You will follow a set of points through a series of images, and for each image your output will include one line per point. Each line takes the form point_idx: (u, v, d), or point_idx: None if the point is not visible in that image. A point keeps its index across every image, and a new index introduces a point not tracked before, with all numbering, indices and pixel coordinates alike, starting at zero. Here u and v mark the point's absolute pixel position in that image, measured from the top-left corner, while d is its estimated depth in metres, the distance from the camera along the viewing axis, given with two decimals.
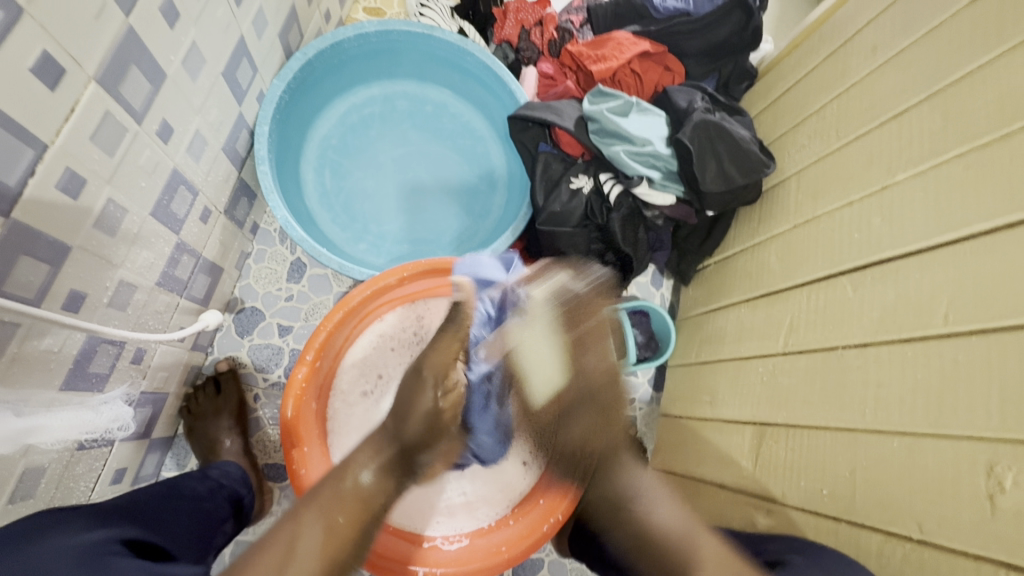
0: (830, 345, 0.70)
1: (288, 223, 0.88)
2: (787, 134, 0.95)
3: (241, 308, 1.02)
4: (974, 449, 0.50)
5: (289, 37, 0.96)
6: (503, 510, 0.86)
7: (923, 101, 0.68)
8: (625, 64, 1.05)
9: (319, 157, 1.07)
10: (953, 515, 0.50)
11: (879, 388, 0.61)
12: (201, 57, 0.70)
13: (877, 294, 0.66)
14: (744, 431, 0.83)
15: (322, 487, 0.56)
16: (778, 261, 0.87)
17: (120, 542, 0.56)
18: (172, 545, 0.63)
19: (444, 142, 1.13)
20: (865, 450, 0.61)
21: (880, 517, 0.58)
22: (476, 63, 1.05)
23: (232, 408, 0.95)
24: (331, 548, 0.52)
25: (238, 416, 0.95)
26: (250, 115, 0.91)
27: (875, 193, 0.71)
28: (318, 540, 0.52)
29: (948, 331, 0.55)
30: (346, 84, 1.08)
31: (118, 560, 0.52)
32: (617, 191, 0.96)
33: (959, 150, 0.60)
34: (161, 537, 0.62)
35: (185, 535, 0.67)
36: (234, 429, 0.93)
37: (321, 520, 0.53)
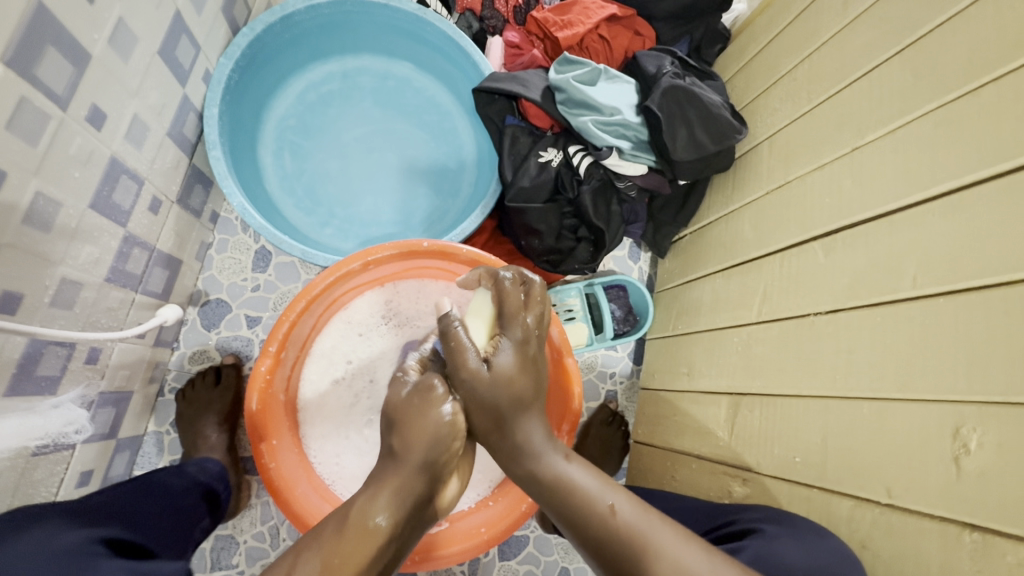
0: (802, 312, 0.70)
1: (245, 211, 0.84)
2: (759, 98, 0.92)
3: (206, 300, 0.99)
4: (940, 411, 0.49)
5: (234, 12, 0.90)
6: (484, 492, 0.86)
7: (894, 56, 0.66)
8: (593, 29, 1.01)
9: (277, 139, 1.03)
10: (920, 478, 0.50)
11: (849, 354, 0.61)
12: (131, 35, 0.66)
13: (847, 257, 0.64)
14: (720, 401, 0.82)
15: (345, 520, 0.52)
16: (751, 229, 0.85)
17: (105, 542, 0.54)
18: (154, 544, 0.62)
19: (409, 119, 1.09)
20: (836, 417, 0.61)
21: (851, 483, 0.57)
22: (437, 33, 0.99)
23: (224, 404, 0.93)
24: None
25: (227, 414, 0.93)
26: (197, 96, 0.86)
27: (845, 155, 0.69)
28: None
29: (916, 294, 0.54)
30: (302, 60, 1.02)
31: (104, 560, 0.50)
32: (587, 163, 0.94)
33: (927, 107, 0.59)
34: (139, 538, 0.60)
35: (165, 533, 0.65)
36: (222, 425, 0.92)
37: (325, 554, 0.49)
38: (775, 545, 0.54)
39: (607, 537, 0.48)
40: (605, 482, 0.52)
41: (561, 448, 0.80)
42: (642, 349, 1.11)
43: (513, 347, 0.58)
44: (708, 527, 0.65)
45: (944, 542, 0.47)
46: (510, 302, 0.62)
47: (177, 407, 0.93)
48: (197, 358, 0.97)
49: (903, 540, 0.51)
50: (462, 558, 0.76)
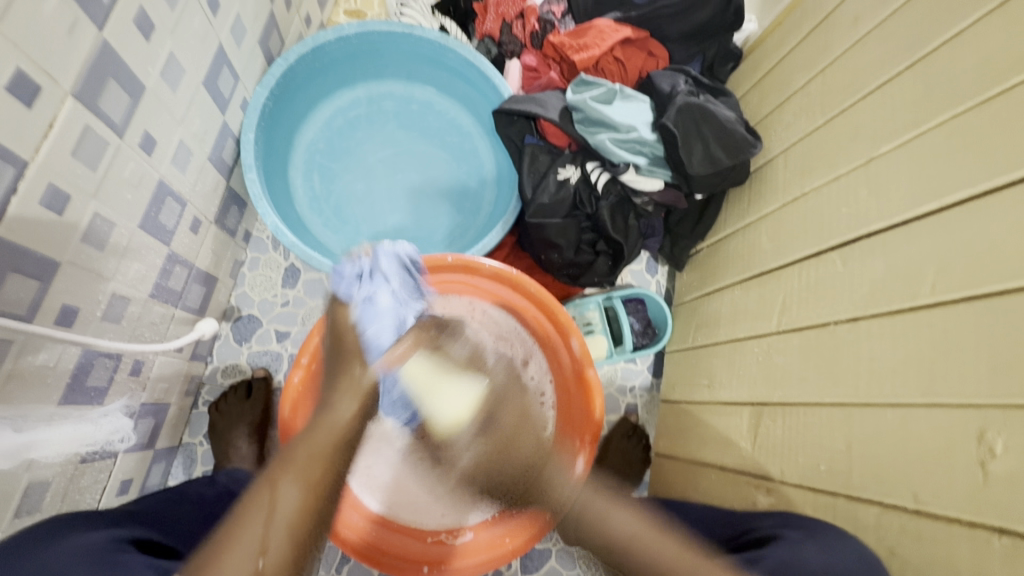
0: (822, 321, 0.70)
1: (279, 229, 0.89)
2: (773, 113, 0.94)
3: (238, 316, 1.03)
4: (965, 417, 0.50)
5: (270, 43, 0.96)
6: (508, 502, 0.84)
7: (904, 70, 0.67)
8: (608, 52, 1.05)
9: (307, 162, 1.07)
10: (948, 483, 0.50)
11: (871, 361, 0.61)
12: (180, 68, 0.71)
13: (865, 266, 0.65)
14: (742, 412, 0.82)
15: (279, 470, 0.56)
16: (769, 240, 0.86)
17: (131, 543, 0.57)
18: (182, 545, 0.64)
19: (431, 141, 1.13)
20: (860, 423, 0.61)
21: (876, 490, 0.57)
22: (458, 58, 1.04)
23: (254, 414, 0.97)
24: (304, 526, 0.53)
25: (257, 425, 0.96)
26: (234, 123, 0.92)
27: (860, 167, 0.71)
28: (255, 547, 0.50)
29: (935, 301, 0.55)
30: (331, 87, 1.08)
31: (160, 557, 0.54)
32: (604, 179, 0.96)
33: (941, 118, 0.60)
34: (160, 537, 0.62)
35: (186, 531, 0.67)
36: (252, 436, 0.95)
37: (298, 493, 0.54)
38: (796, 552, 0.54)
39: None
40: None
41: (584, 459, 0.80)
42: (661, 362, 1.12)
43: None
44: (728, 536, 0.66)
45: (975, 548, 0.47)
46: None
47: (210, 419, 0.96)
48: (229, 372, 1.00)
49: (931, 546, 0.51)
50: (485, 570, 0.77)
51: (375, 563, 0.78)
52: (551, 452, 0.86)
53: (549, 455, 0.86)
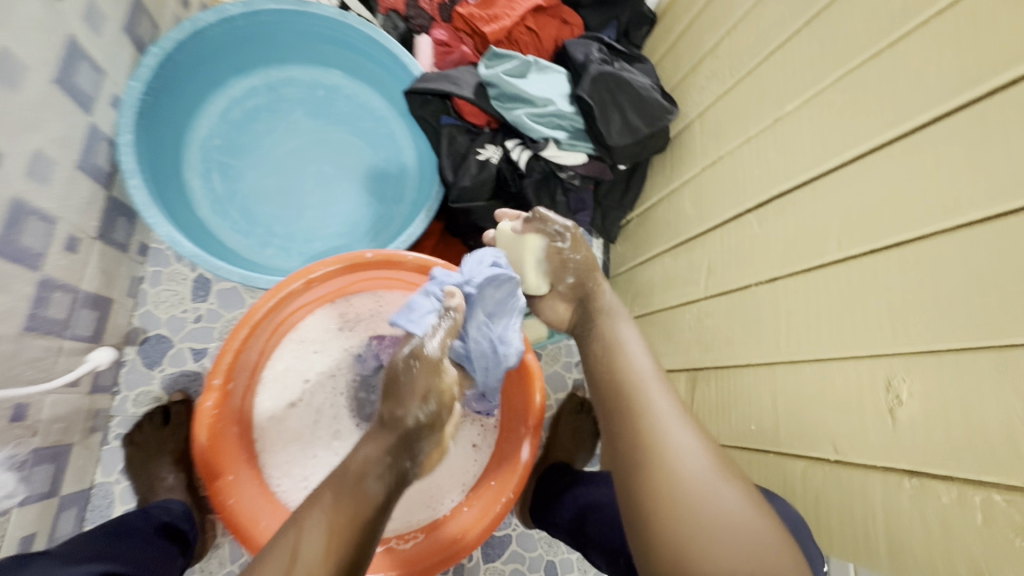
0: (745, 283, 0.71)
1: (175, 239, 0.81)
2: (686, 77, 0.93)
3: (144, 338, 0.93)
4: (874, 366, 0.51)
5: (140, 30, 0.85)
6: (459, 496, 0.84)
7: (802, 27, 0.67)
8: (519, 21, 1.00)
9: (204, 161, 0.97)
10: (862, 431, 0.52)
11: (788, 318, 0.63)
12: (19, 65, 0.61)
13: (778, 226, 0.66)
14: (679, 378, 0.84)
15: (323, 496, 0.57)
16: (692, 206, 0.87)
17: None
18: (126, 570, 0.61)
19: (343, 127, 1.06)
20: (784, 381, 0.62)
21: (802, 444, 0.59)
22: (361, 36, 0.97)
23: (178, 441, 0.90)
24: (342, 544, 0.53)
25: (181, 452, 0.89)
26: (106, 124, 0.81)
27: (768, 127, 0.71)
28: (321, 541, 0.53)
29: (842, 257, 0.56)
30: (221, 76, 0.98)
31: None
32: (526, 157, 0.93)
33: (837, 73, 0.60)
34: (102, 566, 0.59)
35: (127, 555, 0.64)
36: (177, 465, 0.88)
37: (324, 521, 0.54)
38: None
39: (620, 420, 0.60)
40: (684, 431, 0.58)
41: (529, 444, 0.80)
42: None
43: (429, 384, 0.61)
44: None
45: (886, 490, 0.49)
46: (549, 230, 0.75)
47: (125, 453, 0.88)
48: (141, 400, 0.91)
49: (849, 493, 0.53)
50: (440, 570, 0.75)
51: None
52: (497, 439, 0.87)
53: (495, 443, 0.87)
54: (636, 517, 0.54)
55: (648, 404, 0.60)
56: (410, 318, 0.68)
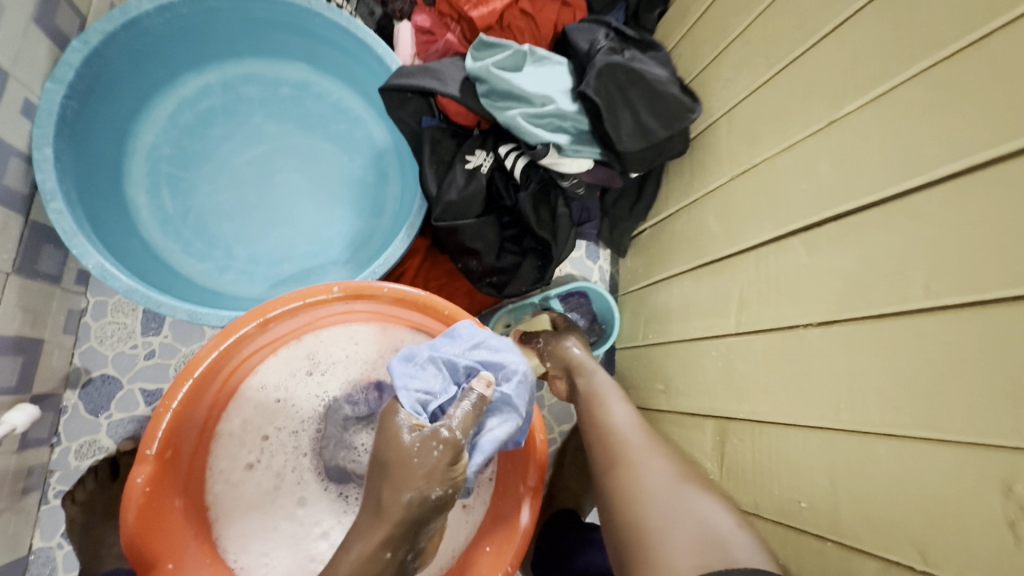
0: (790, 324, 0.58)
1: (106, 272, 0.68)
2: (709, 67, 0.79)
3: (87, 380, 0.81)
4: (982, 459, 0.39)
5: (58, 21, 0.72)
6: (449, 564, 0.72)
7: (864, 6, 0.53)
8: (511, 3, 0.87)
9: (151, 174, 0.84)
10: (964, 543, 0.40)
11: (852, 377, 0.50)
12: None
13: (836, 257, 0.53)
14: (705, 426, 0.71)
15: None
16: (718, 222, 0.73)
17: None
18: None
19: (313, 131, 0.92)
20: (846, 455, 0.50)
21: (872, 540, 0.47)
22: (327, 24, 0.83)
23: None
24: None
25: None
26: (20, 136, 0.68)
27: (819, 131, 0.57)
28: None
29: (931, 306, 0.43)
30: (167, 75, 0.85)
31: None
32: (522, 164, 0.80)
33: (919, 65, 0.46)
34: None
35: None
36: None
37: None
38: None
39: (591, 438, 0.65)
40: (676, 481, 0.55)
41: (529, 508, 0.68)
42: (613, 359, 1.00)
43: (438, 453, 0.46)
44: None
45: None
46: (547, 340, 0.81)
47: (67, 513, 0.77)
48: (84, 451, 0.79)
49: None
50: None
51: None
52: (493, 496, 0.75)
53: (490, 501, 0.75)
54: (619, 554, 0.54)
55: (645, 472, 0.57)
56: (404, 383, 0.57)
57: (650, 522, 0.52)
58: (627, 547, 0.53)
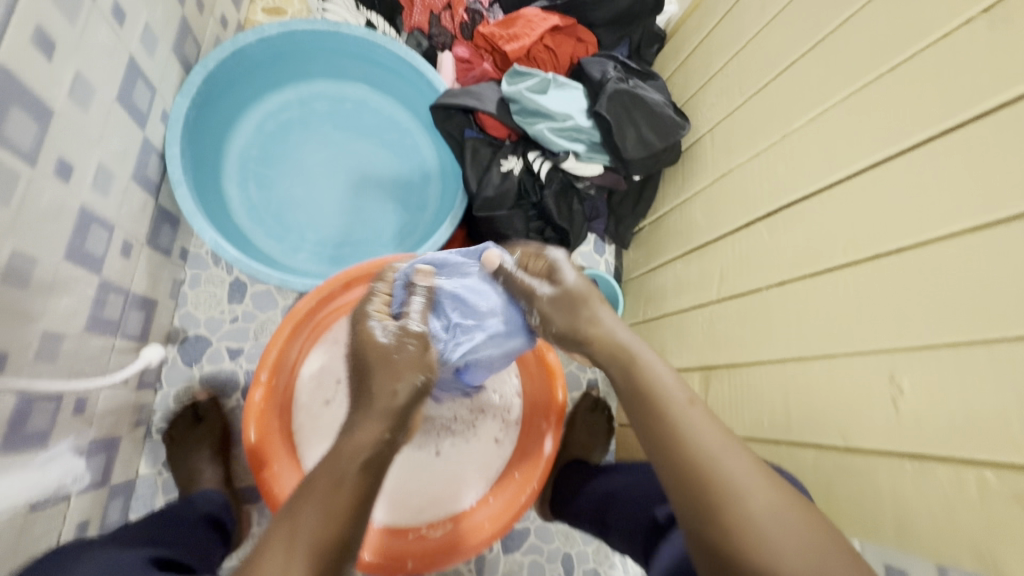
0: (755, 287, 0.77)
1: (218, 245, 0.86)
2: (697, 94, 0.99)
3: (184, 337, 0.99)
4: (879, 361, 0.57)
5: (186, 49, 0.91)
6: (483, 488, 0.88)
7: (810, 50, 0.73)
8: (538, 40, 1.06)
9: (241, 170, 1.03)
10: (868, 422, 0.57)
11: (798, 319, 0.68)
12: (90, 86, 0.67)
13: (788, 233, 0.72)
14: (693, 377, 0.89)
15: (316, 476, 0.53)
16: (703, 216, 0.92)
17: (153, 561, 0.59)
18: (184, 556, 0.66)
19: (370, 139, 1.11)
20: (795, 378, 0.67)
21: (813, 434, 0.64)
22: (389, 55, 1.03)
23: (213, 438, 0.93)
24: (335, 527, 0.49)
25: (219, 446, 0.93)
26: (156, 138, 0.87)
27: (777, 142, 0.76)
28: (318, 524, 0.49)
29: (849, 262, 0.62)
30: (258, 92, 1.04)
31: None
32: (546, 168, 0.99)
33: (844, 94, 0.66)
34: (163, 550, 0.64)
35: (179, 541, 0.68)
36: (216, 456, 0.92)
37: (320, 505, 0.50)
38: None
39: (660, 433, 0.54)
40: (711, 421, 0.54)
41: (552, 439, 0.86)
42: None
43: (414, 347, 0.60)
44: None
45: (893, 475, 0.54)
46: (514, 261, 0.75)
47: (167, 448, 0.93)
48: (181, 396, 0.96)
49: (857, 479, 0.58)
50: (469, 556, 0.81)
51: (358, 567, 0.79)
52: (519, 434, 0.91)
53: (518, 438, 0.91)
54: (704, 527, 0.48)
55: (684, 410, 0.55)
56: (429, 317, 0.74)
57: (722, 477, 0.49)
58: (706, 508, 0.48)
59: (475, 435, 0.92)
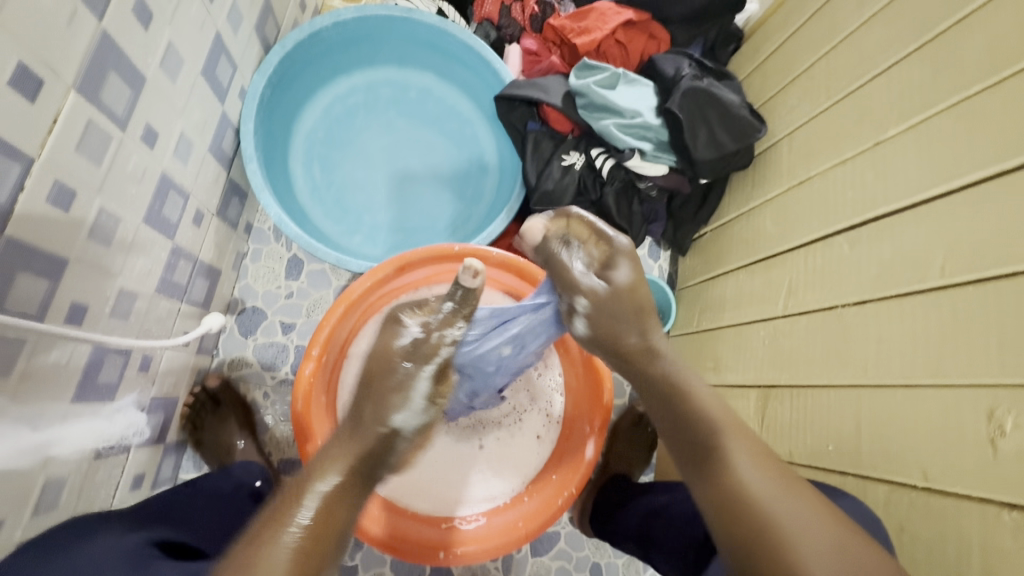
0: (829, 304, 0.71)
1: (282, 221, 0.87)
2: (776, 96, 0.93)
3: (242, 308, 1.02)
4: (975, 395, 0.51)
5: (267, 30, 0.94)
6: (519, 486, 0.87)
7: (913, 52, 0.67)
8: (610, 34, 1.04)
9: (307, 151, 1.06)
10: (957, 462, 0.52)
11: (879, 343, 0.62)
12: (179, 58, 0.69)
13: (872, 249, 0.66)
14: (749, 394, 0.84)
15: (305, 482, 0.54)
16: (774, 225, 0.86)
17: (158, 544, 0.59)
18: (201, 541, 0.67)
19: (431, 128, 1.12)
20: (870, 406, 0.62)
21: (887, 468, 0.59)
22: (458, 43, 1.03)
23: (236, 415, 0.94)
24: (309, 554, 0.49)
25: (245, 419, 0.95)
26: (233, 113, 0.90)
27: (867, 150, 0.71)
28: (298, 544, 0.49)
29: (945, 283, 0.56)
30: (328, 75, 1.06)
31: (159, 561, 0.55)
32: (608, 166, 0.96)
33: (949, 101, 0.60)
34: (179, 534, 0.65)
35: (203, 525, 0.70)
36: (245, 429, 0.94)
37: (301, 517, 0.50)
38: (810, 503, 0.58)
39: (700, 430, 0.56)
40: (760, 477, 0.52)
41: (594, 443, 0.82)
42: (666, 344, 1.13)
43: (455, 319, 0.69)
44: None
45: (984, 523, 0.49)
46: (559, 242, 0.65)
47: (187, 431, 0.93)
48: (236, 364, 1.00)
49: (940, 523, 0.53)
50: (497, 554, 0.79)
51: (387, 550, 0.78)
52: (560, 435, 0.89)
53: (558, 439, 0.89)
54: (741, 545, 0.48)
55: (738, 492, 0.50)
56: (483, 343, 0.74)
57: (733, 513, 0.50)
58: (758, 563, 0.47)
59: (517, 431, 0.90)
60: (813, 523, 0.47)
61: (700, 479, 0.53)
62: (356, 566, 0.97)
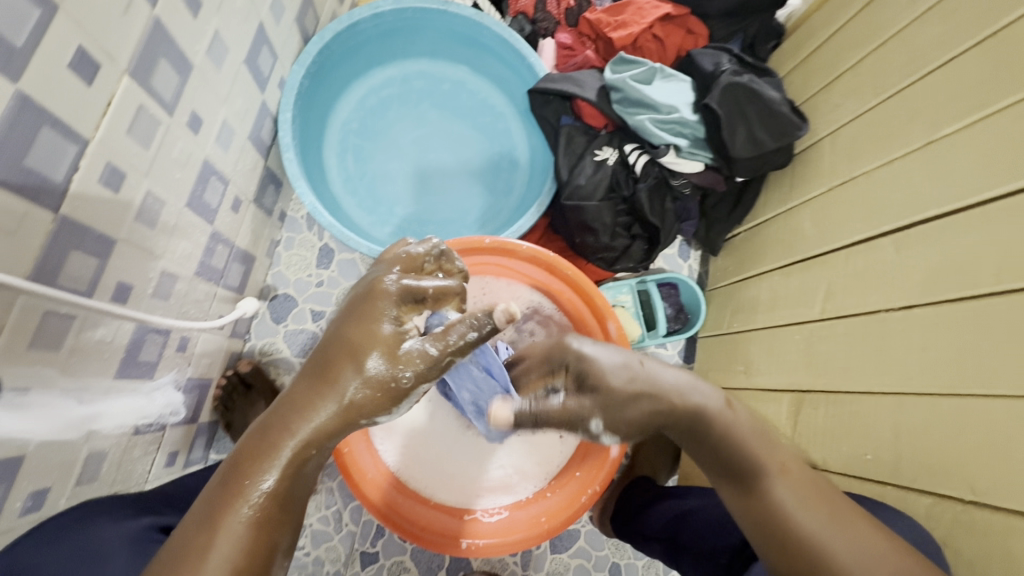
0: (871, 309, 0.69)
1: (316, 209, 0.88)
2: (819, 93, 0.90)
3: (275, 295, 1.04)
4: None
5: (306, 22, 0.95)
6: (541, 482, 0.86)
7: (970, 48, 0.63)
8: (647, 29, 1.02)
9: (341, 141, 1.07)
10: (1009, 476, 0.49)
11: (925, 351, 0.60)
12: (223, 46, 0.71)
13: (920, 252, 0.64)
14: (782, 398, 0.82)
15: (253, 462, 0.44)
16: (813, 226, 0.84)
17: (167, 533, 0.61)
18: None
19: (463, 121, 1.12)
20: (913, 414, 0.60)
21: (930, 480, 0.57)
22: (493, 36, 1.03)
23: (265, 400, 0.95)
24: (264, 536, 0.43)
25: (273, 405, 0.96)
26: (272, 102, 0.91)
27: (918, 149, 0.68)
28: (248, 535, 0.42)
29: (1001, 289, 0.53)
30: (363, 67, 1.07)
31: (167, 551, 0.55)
32: (643, 162, 0.94)
33: (1009, 99, 0.57)
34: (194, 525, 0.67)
35: None
36: None
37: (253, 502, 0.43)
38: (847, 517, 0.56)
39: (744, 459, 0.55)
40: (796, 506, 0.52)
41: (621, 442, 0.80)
42: (694, 346, 1.11)
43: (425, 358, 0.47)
44: None
45: None
46: (531, 402, 0.57)
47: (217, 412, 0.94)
48: (267, 349, 1.02)
49: (988, 540, 0.51)
50: (518, 549, 0.79)
51: (410, 538, 0.79)
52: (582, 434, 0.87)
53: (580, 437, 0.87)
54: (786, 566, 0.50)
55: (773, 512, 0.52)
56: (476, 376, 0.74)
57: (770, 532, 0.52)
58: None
59: None
60: (875, 560, 0.47)
61: (735, 495, 0.55)
62: (377, 553, 0.98)
